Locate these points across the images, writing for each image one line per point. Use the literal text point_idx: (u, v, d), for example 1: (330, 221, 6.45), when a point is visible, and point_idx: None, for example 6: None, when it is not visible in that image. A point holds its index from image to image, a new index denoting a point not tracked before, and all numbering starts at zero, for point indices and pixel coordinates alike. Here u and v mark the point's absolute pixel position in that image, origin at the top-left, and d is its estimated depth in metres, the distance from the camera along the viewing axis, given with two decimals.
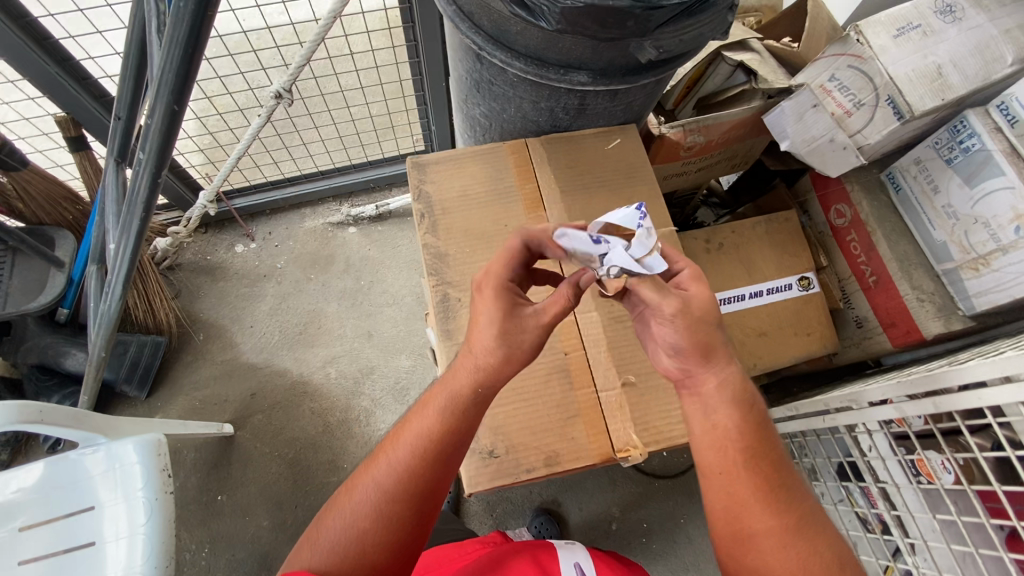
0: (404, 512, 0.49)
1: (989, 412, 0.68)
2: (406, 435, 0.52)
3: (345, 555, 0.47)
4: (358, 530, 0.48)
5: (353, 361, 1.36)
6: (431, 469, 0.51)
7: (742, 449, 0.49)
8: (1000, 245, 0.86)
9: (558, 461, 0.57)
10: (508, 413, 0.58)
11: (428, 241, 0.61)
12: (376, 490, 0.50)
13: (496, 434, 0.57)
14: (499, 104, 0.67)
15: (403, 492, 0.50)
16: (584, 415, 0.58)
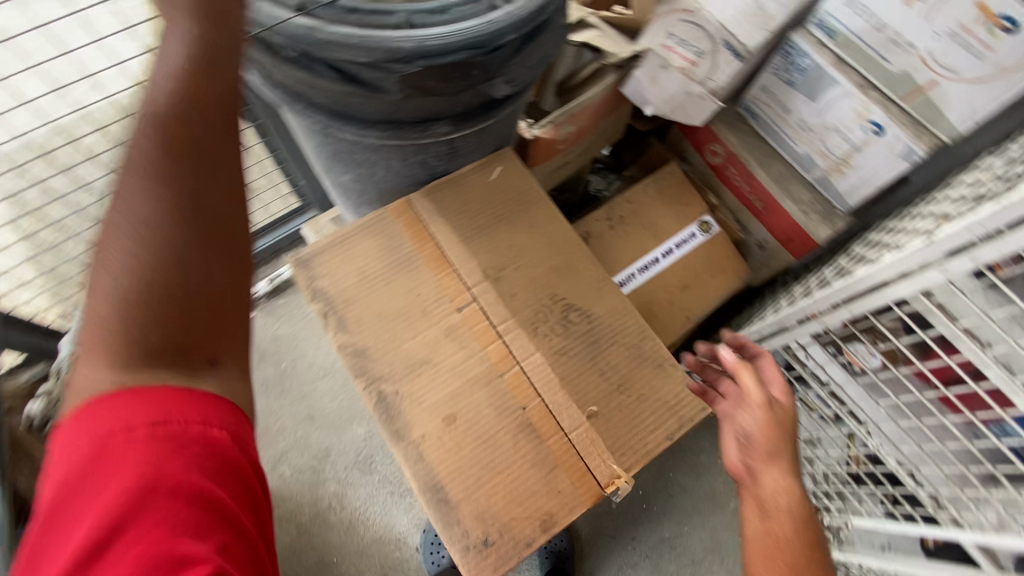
0: (135, 434, 0.37)
1: (895, 305, 0.75)
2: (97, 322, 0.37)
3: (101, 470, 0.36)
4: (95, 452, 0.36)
5: (304, 450, 1.27)
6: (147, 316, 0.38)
7: (789, 519, 0.58)
8: (854, 146, 0.94)
9: (555, 522, 0.50)
10: (485, 493, 0.51)
11: (342, 341, 0.56)
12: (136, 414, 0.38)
13: (483, 522, 0.50)
14: (366, 170, 0.62)
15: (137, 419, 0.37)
16: (561, 462, 0.52)
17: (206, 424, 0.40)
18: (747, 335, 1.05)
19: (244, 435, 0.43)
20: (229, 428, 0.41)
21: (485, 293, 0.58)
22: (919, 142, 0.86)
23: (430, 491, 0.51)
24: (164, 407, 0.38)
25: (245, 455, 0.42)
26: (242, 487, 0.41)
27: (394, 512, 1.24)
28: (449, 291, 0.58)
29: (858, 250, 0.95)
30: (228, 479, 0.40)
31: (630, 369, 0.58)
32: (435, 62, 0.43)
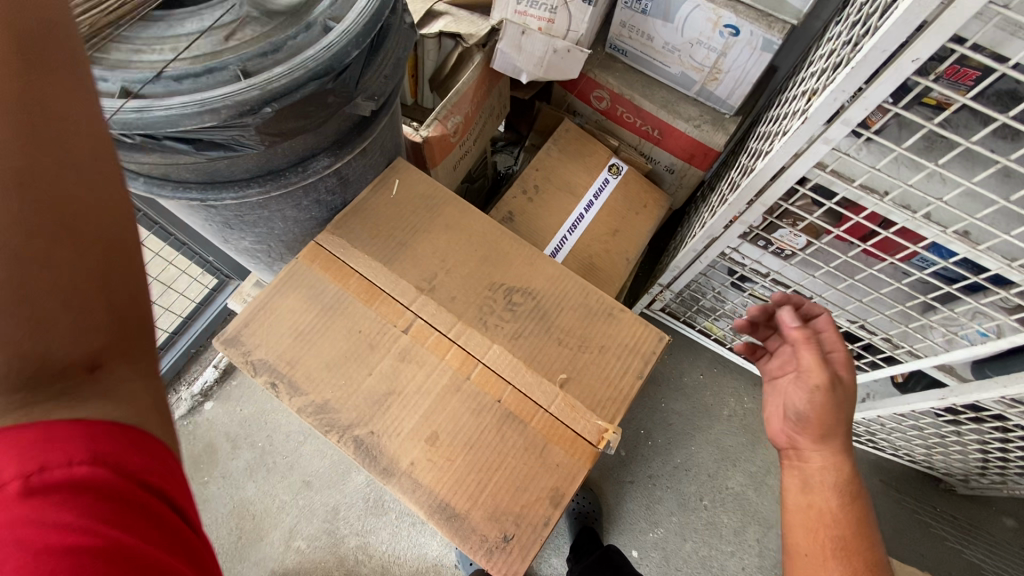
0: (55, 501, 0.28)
1: (799, 184, 0.80)
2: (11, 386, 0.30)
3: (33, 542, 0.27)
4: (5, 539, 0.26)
5: (312, 518, 1.23)
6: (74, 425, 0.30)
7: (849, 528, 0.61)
8: (719, 52, 0.99)
9: (562, 493, 0.52)
10: (489, 492, 0.51)
11: (300, 403, 0.54)
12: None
13: (497, 520, 0.50)
14: (264, 228, 0.60)
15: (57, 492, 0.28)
16: (550, 436, 0.53)
17: (95, 450, 0.30)
18: (685, 256, 1.09)
19: (154, 463, 0.33)
20: (129, 461, 0.32)
21: (424, 306, 0.58)
22: (772, 32, 0.91)
23: (437, 511, 0.50)
24: (37, 448, 0.29)
25: (159, 484, 0.33)
26: (142, 511, 0.31)
27: (422, 540, 1.23)
28: (389, 316, 0.58)
29: (754, 145, 1.00)
30: (123, 515, 0.30)
31: (585, 328, 0.59)
32: (287, 102, 0.42)
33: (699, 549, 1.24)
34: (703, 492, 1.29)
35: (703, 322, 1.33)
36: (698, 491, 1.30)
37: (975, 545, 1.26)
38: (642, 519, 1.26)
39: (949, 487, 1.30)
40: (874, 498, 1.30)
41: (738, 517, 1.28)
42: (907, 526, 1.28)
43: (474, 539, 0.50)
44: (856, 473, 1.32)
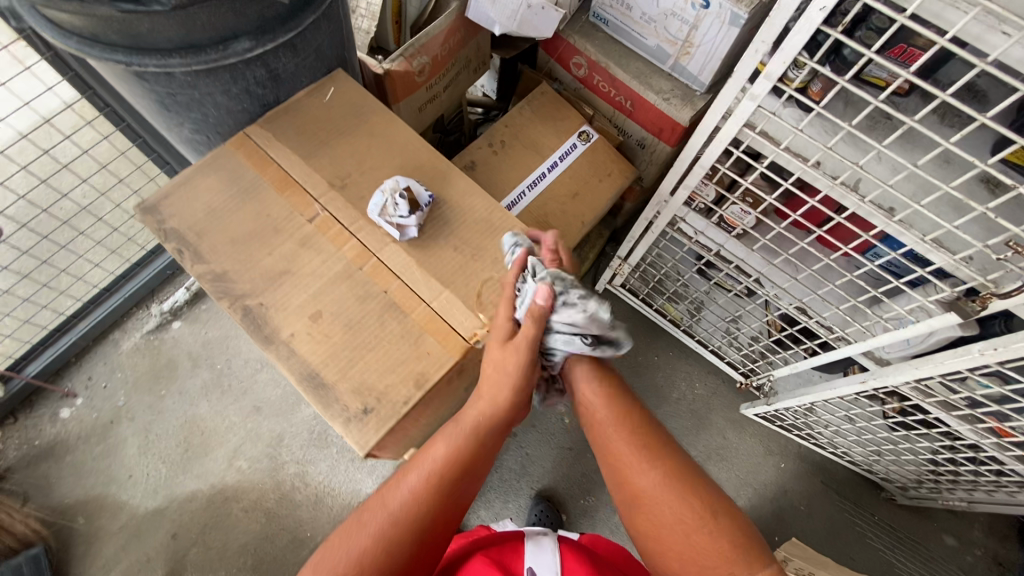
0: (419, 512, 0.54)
1: (733, 147, 0.81)
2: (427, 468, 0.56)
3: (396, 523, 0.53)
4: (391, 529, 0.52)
5: (257, 441, 1.28)
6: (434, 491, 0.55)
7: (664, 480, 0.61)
8: (691, 25, 1.00)
9: (427, 377, 0.55)
10: (359, 369, 0.55)
11: (200, 270, 0.58)
12: (373, 524, 0.53)
13: (362, 393, 0.54)
14: (197, 113, 0.64)
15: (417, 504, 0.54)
16: (427, 328, 0.57)
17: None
18: (638, 226, 1.10)
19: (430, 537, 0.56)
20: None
21: (332, 201, 0.61)
22: (739, 5, 0.92)
23: (307, 379, 0.54)
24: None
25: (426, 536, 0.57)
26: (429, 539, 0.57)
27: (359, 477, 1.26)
28: (298, 206, 0.61)
29: None
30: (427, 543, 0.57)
31: (486, 241, 0.62)
32: None
33: None
34: None
35: (661, 302, 1.34)
36: None
37: (907, 555, 1.25)
38: (576, 487, 1.28)
39: (890, 496, 1.28)
40: (812, 498, 1.29)
41: None
42: (841, 529, 1.27)
43: (335, 407, 0.53)
44: (799, 471, 1.32)
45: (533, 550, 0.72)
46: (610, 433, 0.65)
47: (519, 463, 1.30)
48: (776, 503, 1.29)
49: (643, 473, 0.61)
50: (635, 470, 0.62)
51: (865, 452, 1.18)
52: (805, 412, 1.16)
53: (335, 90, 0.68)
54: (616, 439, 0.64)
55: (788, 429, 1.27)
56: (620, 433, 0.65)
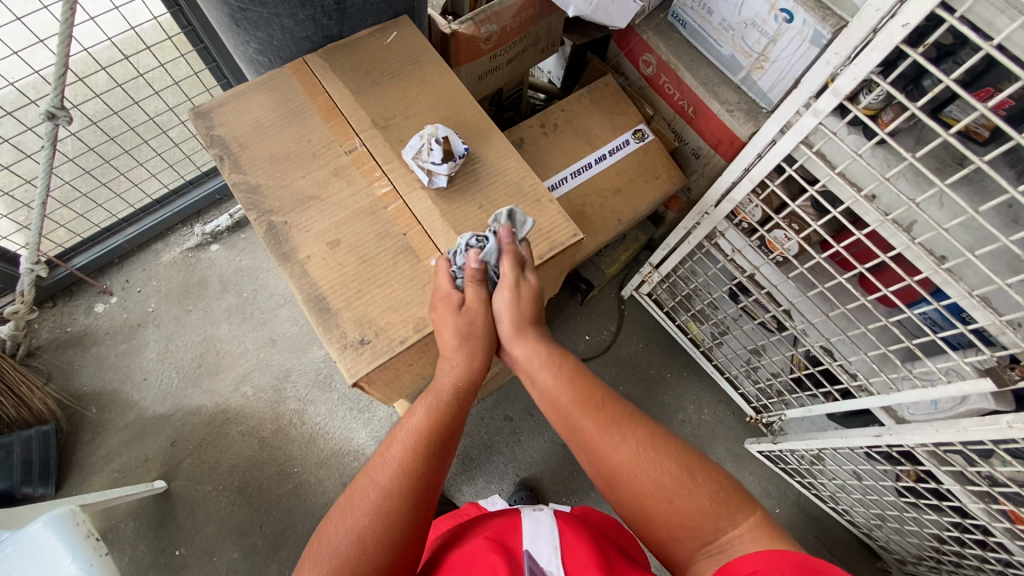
0: (405, 508, 0.48)
1: (786, 165, 0.78)
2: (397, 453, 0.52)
3: (382, 513, 0.47)
4: (365, 526, 0.47)
5: (266, 371, 1.32)
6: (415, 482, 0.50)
7: (630, 440, 0.53)
8: (770, 38, 0.97)
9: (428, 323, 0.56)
10: (364, 301, 0.55)
11: (236, 180, 0.60)
12: (364, 503, 0.48)
13: (363, 324, 0.55)
14: (263, 34, 0.66)
15: (398, 487, 0.49)
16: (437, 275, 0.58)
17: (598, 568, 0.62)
18: (675, 234, 1.07)
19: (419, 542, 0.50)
20: None
21: (372, 139, 0.62)
22: (824, 24, 0.88)
23: (313, 300, 0.55)
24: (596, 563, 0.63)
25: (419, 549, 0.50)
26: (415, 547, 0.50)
27: (353, 426, 1.29)
28: (339, 137, 0.62)
29: None
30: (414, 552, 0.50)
31: (514, 206, 0.62)
32: None
33: None
34: None
35: (684, 318, 1.30)
36: None
37: None
38: (561, 483, 1.27)
39: (886, 567, 1.21)
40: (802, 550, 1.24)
41: None
42: None
43: (336, 334, 0.54)
44: (793, 520, 1.26)
45: (530, 521, 0.70)
46: (570, 414, 0.56)
47: (509, 449, 1.29)
48: None
49: (614, 439, 0.53)
50: (602, 440, 0.53)
51: (867, 514, 1.11)
52: (811, 458, 1.11)
53: (400, 34, 0.69)
54: (575, 411, 0.56)
55: (789, 473, 1.22)
56: (583, 398, 0.56)
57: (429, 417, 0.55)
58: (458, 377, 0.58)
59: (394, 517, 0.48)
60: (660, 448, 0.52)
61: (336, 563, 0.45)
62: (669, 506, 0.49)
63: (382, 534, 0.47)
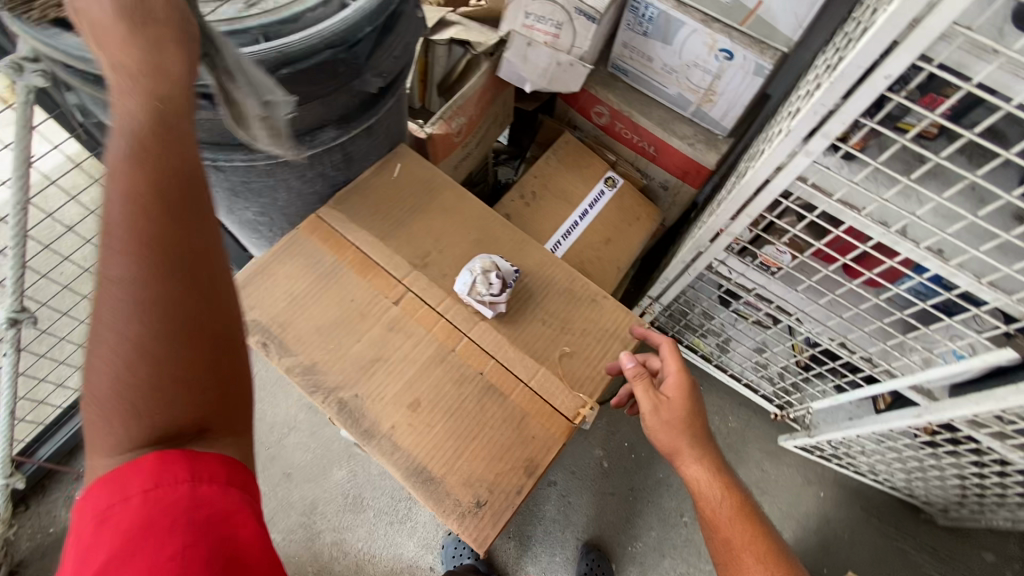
0: (159, 408, 0.39)
1: (782, 197, 0.84)
2: (107, 310, 0.38)
3: (146, 411, 0.39)
4: (126, 423, 0.38)
5: (291, 510, 1.21)
6: (166, 369, 0.39)
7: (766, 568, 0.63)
8: (714, 75, 1.03)
9: (537, 464, 0.62)
10: (464, 460, 0.61)
11: (287, 363, 0.63)
12: (105, 415, 0.38)
13: (471, 487, 0.60)
14: (268, 198, 0.74)
15: (144, 354, 0.38)
16: (530, 410, 0.64)
17: None
18: (674, 268, 1.11)
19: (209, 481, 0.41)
20: None
21: (416, 281, 0.69)
22: (764, 57, 0.95)
23: (413, 474, 0.60)
24: None
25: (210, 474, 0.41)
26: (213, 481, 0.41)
27: (399, 539, 1.22)
28: (382, 289, 0.68)
29: (743, 164, 1.03)
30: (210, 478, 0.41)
31: (563, 313, 0.72)
32: (301, 65, 0.56)
33: (677, 565, 1.25)
34: (683, 507, 1.29)
35: (689, 338, 1.34)
36: (678, 507, 1.30)
37: None
38: (621, 532, 1.27)
39: (930, 518, 1.29)
40: (855, 526, 1.29)
41: None
42: (887, 556, 1.27)
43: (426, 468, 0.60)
44: (838, 499, 1.32)
45: None
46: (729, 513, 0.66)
47: (561, 513, 1.28)
48: (820, 532, 1.29)
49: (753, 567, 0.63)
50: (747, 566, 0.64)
51: (907, 476, 1.18)
52: (847, 441, 1.17)
53: (410, 158, 0.79)
54: (738, 530, 0.66)
55: (825, 456, 1.28)
56: (720, 517, 0.67)
57: (138, 229, 0.38)
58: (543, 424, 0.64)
59: (141, 419, 0.39)
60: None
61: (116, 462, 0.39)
62: None
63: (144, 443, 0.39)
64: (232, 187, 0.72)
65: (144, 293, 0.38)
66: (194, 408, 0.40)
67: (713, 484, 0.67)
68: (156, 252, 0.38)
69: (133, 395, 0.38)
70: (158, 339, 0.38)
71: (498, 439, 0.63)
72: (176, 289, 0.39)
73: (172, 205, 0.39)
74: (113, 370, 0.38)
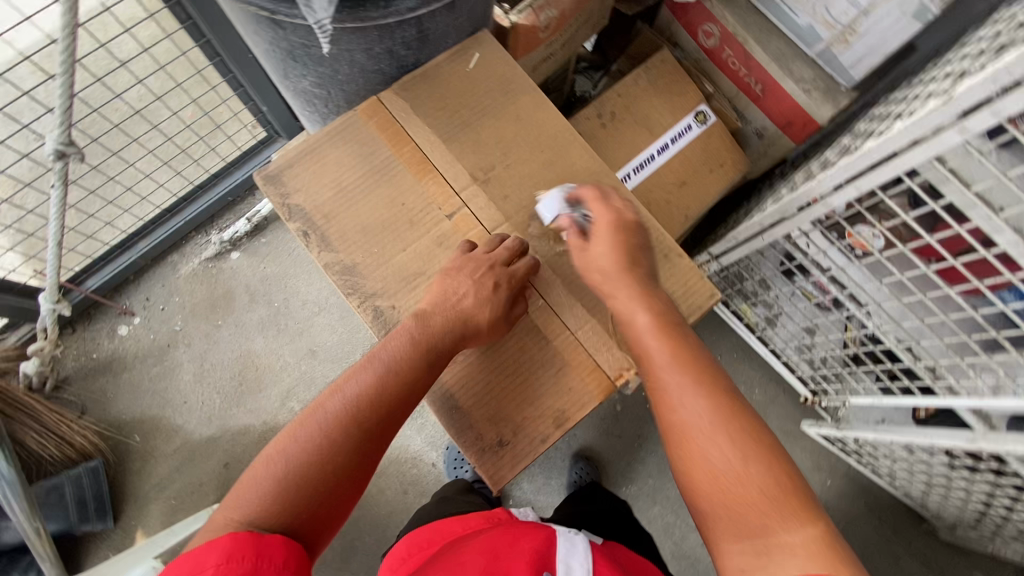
0: (328, 469, 0.52)
1: (904, 176, 0.71)
2: (341, 398, 0.55)
3: (317, 466, 0.52)
4: (301, 468, 0.52)
5: (311, 385, 1.25)
6: (350, 451, 0.53)
7: (722, 430, 0.53)
8: (861, 10, 0.85)
9: (568, 417, 0.60)
10: (494, 399, 0.60)
11: (328, 259, 0.61)
12: (293, 448, 0.53)
13: (497, 425, 0.59)
14: (328, 69, 0.65)
15: (345, 436, 0.53)
16: (570, 360, 0.61)
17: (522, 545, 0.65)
18: (747, 229, 1.01)
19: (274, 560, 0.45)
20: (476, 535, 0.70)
21: (474, 197, 0.64)
22: None
23: (441, 399, 0.60)
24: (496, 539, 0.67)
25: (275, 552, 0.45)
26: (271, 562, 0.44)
27: (408, 433, 1.26)
28: (437, 198, 0.64)
29: (862, 127, 0.88)
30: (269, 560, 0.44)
31: None
32: None
33: (665, 515, 1.28)
34: None
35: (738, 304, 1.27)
36: None
37: None
38: (619, 473, 1.29)
39: (932, 529, 1.27)
40: (853, 518, 1.29)
41: None
42: (876, 552, 1.27)
43: (457, 415, 0.59)
44: (843, 490, 1.30)
45: (564, 540, 0.67)
46: (660, 353, 0.57)
47: (565, 443, 1.30)
48: None
49: (716, 450, 0.52)
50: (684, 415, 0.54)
51: (925, 488, 1.14)
52: (876, 443, 1.11)
53: (488, 47, 0.69)
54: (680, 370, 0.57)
55: (845, 450, 1.24)
56: (670, 396, 0.56)
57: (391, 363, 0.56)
58: (578, 378, 0.61)
59: (316, 468, 0.52)
60: (758, 475, 0.50)
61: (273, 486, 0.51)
62: (720, 472, 0.51)
63: (301, 487, 0.51)
64: (287, 49, 0.63)
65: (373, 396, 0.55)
66: (338, 484, 0.53)
67: (642, 310, 0.59)
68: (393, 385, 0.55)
69: (323, 464, 0.52)
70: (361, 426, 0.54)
71: (538, 395, 0.60)
72: (393, 399, 0.56)
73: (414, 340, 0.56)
74: (320, 434, 0.53)
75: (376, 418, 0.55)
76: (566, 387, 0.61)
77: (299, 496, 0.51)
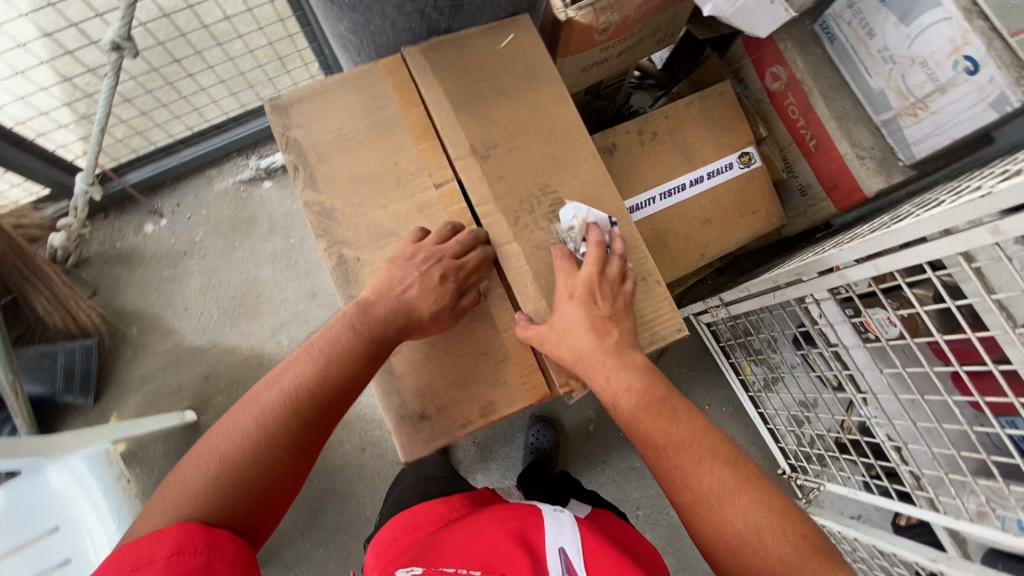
0: (279, 448, 0.54)
1: (929, 267, 0.66)
2: (289, 376, 0.57)
3: (268, 444, 0.54)
4: (250, 447, 0.53)
5: (304, 324, 1.28)
6: (298, 429, 0.55)
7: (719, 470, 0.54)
8: (938, 86, 0.80)
9: (493, 410, 0.60)
10: (426, 372, 0.61)
11: (310, 197, 0.63)
12: (243, 426, 0.54)
13: (424, 399, 0.61)
14: (360, 17, 0.64)
15: (294, 416, 0.55)
16: (512, 356, 0.62)
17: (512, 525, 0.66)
18: (760, 283, 0.97)
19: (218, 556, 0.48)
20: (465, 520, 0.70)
21: (468, 170, 0.64)
22: (1016, 90, 0.72)
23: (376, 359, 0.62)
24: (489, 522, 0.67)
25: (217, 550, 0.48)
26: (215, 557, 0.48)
27: None
28: (430, 165, 0.64)
29: (906, 208, 0.83)
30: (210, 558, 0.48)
31: None
32: None
33: None
34: (644, 502, 1.26)
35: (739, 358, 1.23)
36: (639, 499, 1.27)
37: None
38: None
39: None
40: None
41: (661, 540, 1.25)
42: None
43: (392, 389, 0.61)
44: None
45: (552, 519, 0.68)
46: (644, 415, 0.56)
47: None
48: None
49: (706, 482, 0.53)
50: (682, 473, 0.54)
51: None
52: (842, 537, 1.05)
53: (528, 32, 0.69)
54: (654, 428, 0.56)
55: None
56: (660, 450, 0.55)
57: (343, 342, 0.57)
58: (512, 375, 0.61)
59: (264, 449, 0.54)
60: (765, 520, 0.52)
61: (219, 467, 0.52)
62: (724, 519, 0.52)
63: (252, 468, 0.53)
64: None
65: (324, 374, 0.56)
66: (289, 461, 0.55)
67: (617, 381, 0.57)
68: (345, 363, 0.56)
69: (274, 444, 0.54)
70: (308, 405, 0.56)
71: (470, 385, 0.61)
72: (344, 375, 0.57)
73: (370, 327, 0.57)
74: (271, 413, 0.55)
75: (326, 398, 0.56)
76: (499, 382, 0.61)
77: (251, 477, 0.53)
